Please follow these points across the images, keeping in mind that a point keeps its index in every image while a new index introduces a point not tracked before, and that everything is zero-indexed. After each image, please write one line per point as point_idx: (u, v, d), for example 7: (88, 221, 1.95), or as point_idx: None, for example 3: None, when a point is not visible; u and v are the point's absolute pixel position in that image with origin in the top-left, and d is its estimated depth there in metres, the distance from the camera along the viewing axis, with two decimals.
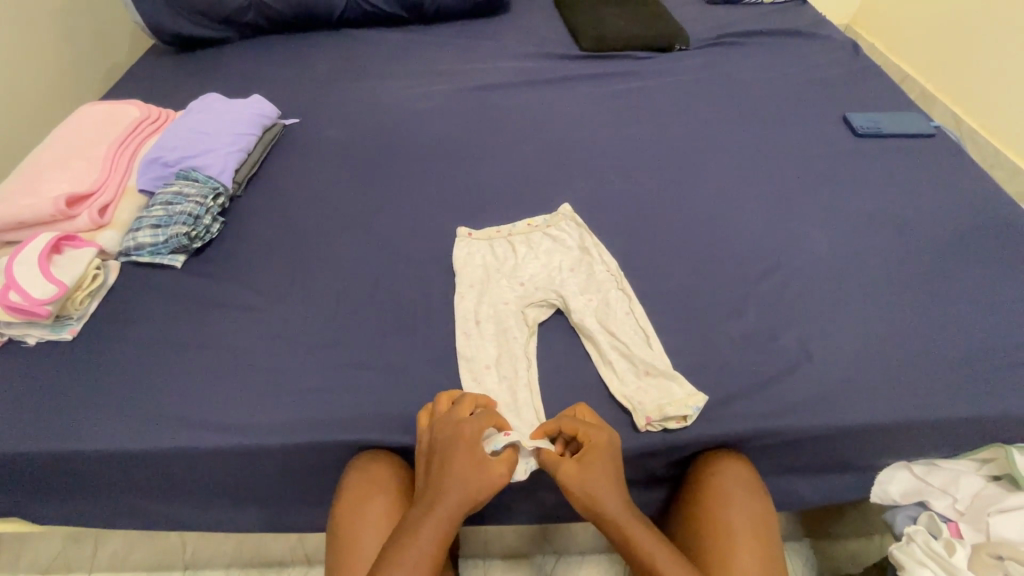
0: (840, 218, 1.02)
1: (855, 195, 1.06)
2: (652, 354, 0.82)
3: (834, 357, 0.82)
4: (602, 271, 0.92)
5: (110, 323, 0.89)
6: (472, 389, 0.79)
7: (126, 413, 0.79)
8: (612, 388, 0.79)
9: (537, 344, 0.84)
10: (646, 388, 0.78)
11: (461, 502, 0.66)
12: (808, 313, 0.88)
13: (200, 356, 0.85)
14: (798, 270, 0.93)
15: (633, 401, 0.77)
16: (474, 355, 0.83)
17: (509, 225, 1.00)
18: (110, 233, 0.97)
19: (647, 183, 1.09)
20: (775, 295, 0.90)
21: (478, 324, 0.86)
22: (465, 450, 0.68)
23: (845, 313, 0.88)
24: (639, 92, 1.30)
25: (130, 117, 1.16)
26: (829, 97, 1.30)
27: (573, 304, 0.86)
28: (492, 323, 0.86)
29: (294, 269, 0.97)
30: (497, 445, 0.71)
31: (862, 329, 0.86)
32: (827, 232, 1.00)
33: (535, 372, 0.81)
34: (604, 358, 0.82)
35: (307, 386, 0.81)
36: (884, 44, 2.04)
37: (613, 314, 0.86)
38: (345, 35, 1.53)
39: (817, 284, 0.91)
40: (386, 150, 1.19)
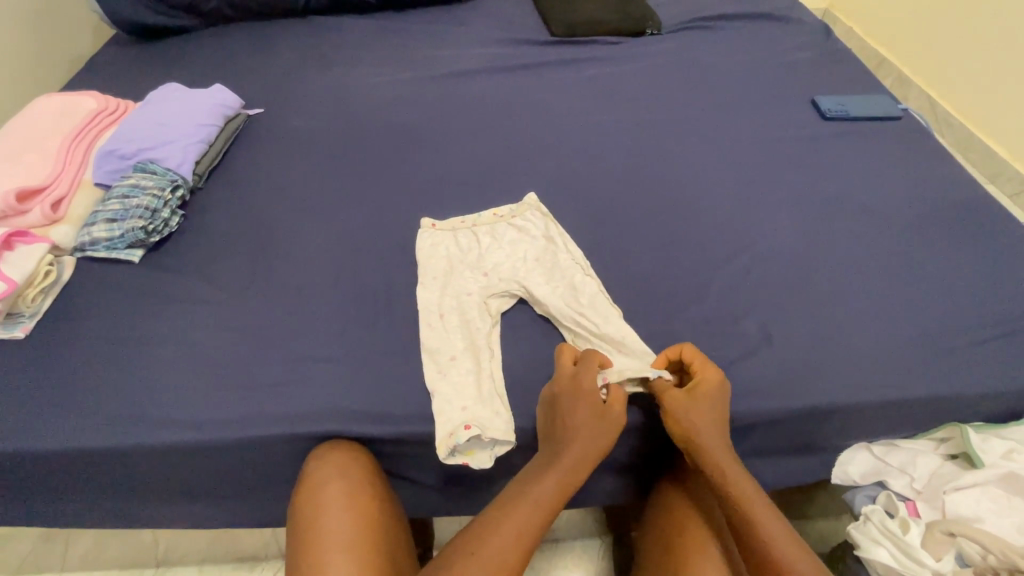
0: (805, 202, 1.02)
1: (821, 179, 1.06)
2: (625, 333, 0.82)
3: (794, 339, 0.83)
4: (567, 260, 0.91)
5: (64, 320, 0.87)
6: (434, 380, 0.78)
7: (80, 411, 0.77)
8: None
9: (500, 333, 0.83)
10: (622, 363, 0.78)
11: (586, 460, 0.70)
12: (771, 297, 0.88)
13: (158, 351, 0.83)
14: (762, 254, 0.93)
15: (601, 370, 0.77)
16: (436, 344, 0.82)
17: (475, 215, 0.99)
18: (64, 228, 0.95)
19: (615, 169, 1.08)
20: (739, 280, 0.90)
21: (441, 315, 0.85)
22: (586, 402, 0.71)
23: (809, 296, 0.88)
24: (610, 77, 1.29)
25: (86, 109, 1.13)
26: (799, 80, 1.29)
27: (538, 295, 0.85)
28: (455, 314, 0.85)
29: (256, 261, 0.95)
30: (458, 440, 0.72)
31: (822, 312, 0.86)
32: (792, 216, 1.00)
33: (497, 362, 0.80)
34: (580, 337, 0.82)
35: (265, 380, 0.80)
36: (861, 28, 2.03)
37: (581, 300, 0.85)
38: (312, 22, 1.50)
39: (780, 268, 0.91)
40: (351, 139, 1.17)
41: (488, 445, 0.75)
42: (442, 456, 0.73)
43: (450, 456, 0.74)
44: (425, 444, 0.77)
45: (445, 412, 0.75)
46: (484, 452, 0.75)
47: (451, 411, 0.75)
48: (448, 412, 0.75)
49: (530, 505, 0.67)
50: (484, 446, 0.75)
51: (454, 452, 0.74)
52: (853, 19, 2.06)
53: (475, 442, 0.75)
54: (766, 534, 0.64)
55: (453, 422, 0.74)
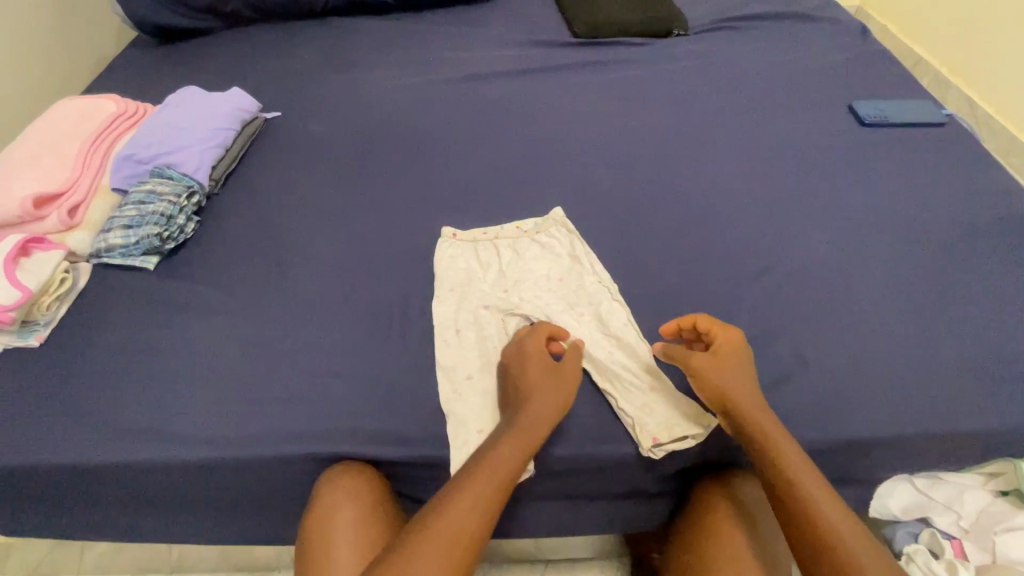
0: (842, 214, 0.97)
1: (858, 190, 1.01)
2: (652, 377, 0.76)
3: (831, 364, 0.78)
4: (593, 282, 0.86)
5: (78, 329, 0.86)
6: (451, 401, 0.76)
7: (92, 424, 0.76)
8: (622, 406, 0.73)
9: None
10: (650, 405, 0.73)
11: (542, 427, 0.68)
12: (806, 317, 0.83)
13: (169, 362, 0.82)
14: (796, 270, 0.88)
15: (637, 419, 0.71)
16: (451, 362, 0.79)
17: (497, 227, 0.95)
18: (81, 234, 0.94)
19: (640, 178, 1.04)
20: (771, 298, 0.85)
21: (458, 332, 0.82)
22: (536, 360, 0.74)
23: (847, 316, 0.83)
24: (635, 80, 1.25)
25: (106, 112, 1.12)
26: (835, 84, 1.23)
27: (561, 321, 0.81)
28: (472, 331, 0.82)
29: (270, 271, 0.93)
30: None
31: (861, 334, 0.81)
32: (828, 230, 0.94)
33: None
34: (603, 374, 0.76)
35: (277, 395, 0.78)
36: (896, 26, 1.95)
37: (607, 334, 0.81)
38: (332, 23, 1.48)
39: (815, 284, 0.86)
40: (368, 144, 1.15)
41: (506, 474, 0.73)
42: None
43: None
44: (439, 466, 0.74)
45: (461, 436, 0.73)
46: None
47: (466, 434, 0.73)
48: (463, 432, 0.73)
49: (490, 480, 0.63)
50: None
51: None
52: (889, 17, 1.97)
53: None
54: (806, 493, 0.61)
55: (468, 445, 0.72)
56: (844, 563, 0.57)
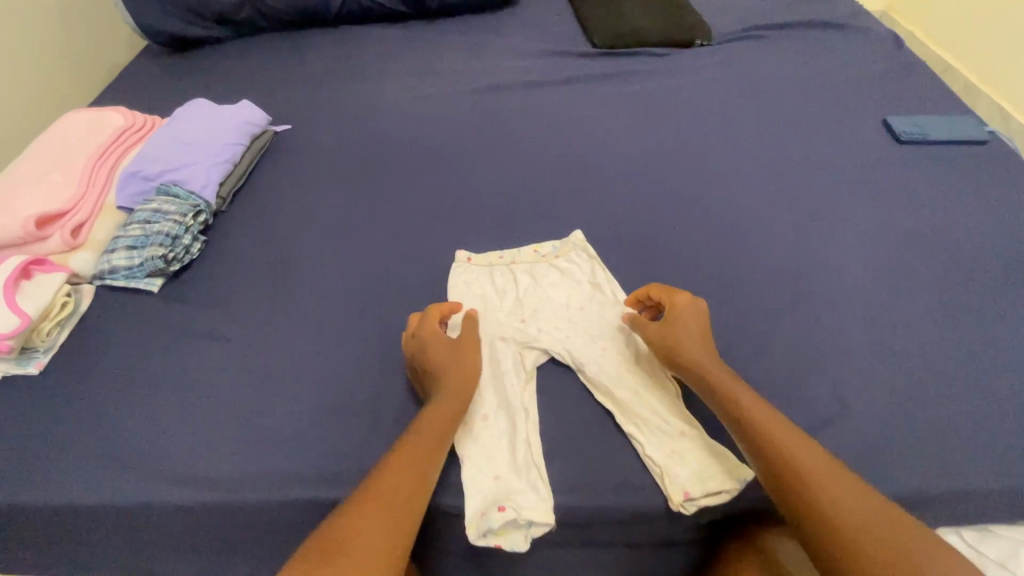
0: (879, 241, 0.91)
1: (896, 213, 0.95)
2: (683, 421, 0.71)
3: (872, 408, 0.73)
4: (616, 314, 0.82)
5: (80, 357, 0.83)
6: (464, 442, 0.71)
7: (92, 461, 0.73)
8: (651, 455, 0.68)
9: (535, 391, 0.76)
10: (681, 452, 0.68)
11: (461, 391, 0.71)
12: (844, 355, 0.77)
13: (172, 394, 0.79)
14: (832, 302, 0.83)
15: (666, 469, 0.67)
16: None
17: (514, 250, 0.91)
18: (84, 255, 0.91)
19: (663, 200, 0.99)
20: (806, 332, 0.80)
21: None
22: (433, 348, 0.73)
23: (888, 354, 0.77)
24: (657, 93, 1.20)
25: (113, 126, 1.09)
26: (868, 98, 1.18)
27: (582, 357, 0.77)
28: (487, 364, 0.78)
29: (278, 296, 0.90)
30: (491, 524, 0.64)
31: (904, 375, 0.75)
32: (864, 257, 0.89)
33: (533, 426, 0.72)
34: (628, 418, 0.72)
35: (283, 432, 0.74)
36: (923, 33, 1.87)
37: (632, 370, 0.76)
38: (344, 32, 1.45)
39: (852, 318, 0.81)
40: (380, 160, 1.11)
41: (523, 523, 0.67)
42: (472, 537, 0.65)
43: (482, 539, 0.65)
44: (452, 514, 0.69)
45: (476, 483, 0.68)
46: (518, 533, 0.66)
47: (480, 481, 0.68)
48: (477, 480, 0.68)
49: (423, 441, 0.65)
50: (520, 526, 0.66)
51: (486, 534, 0.65)
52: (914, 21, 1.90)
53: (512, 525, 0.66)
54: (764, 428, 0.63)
55: (484, 495, 0.67)
56: (818, 501, 0.57)
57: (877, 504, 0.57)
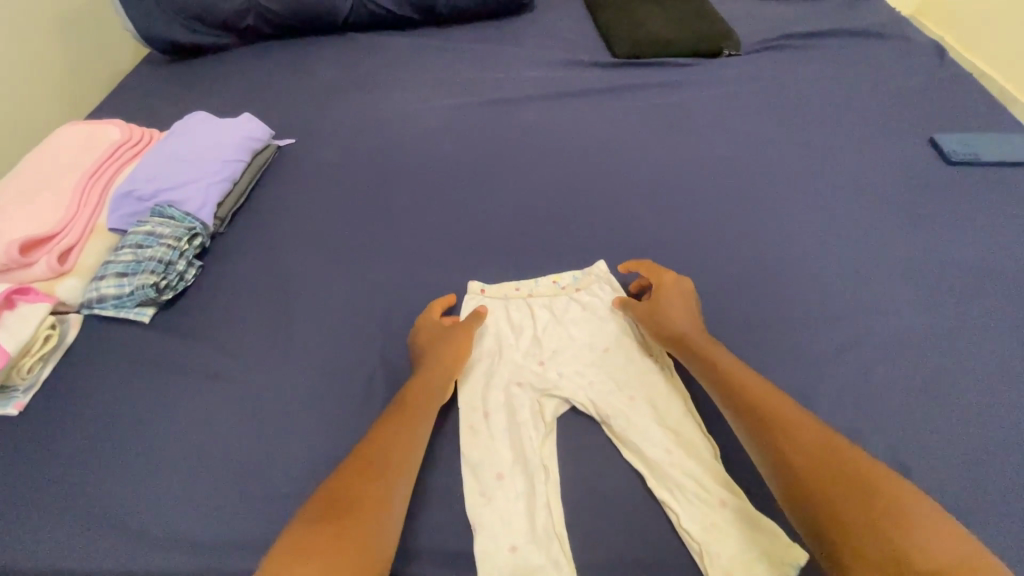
0: (923, 281, 0.86)
1: (939, 250, 0.89)
2: (723, 489, 0.64)
3: (924, 473, 0.67)
4: (643, 357, 0.76)
5: (71, 397, 0.79)
6: (478, 507, 0.65)
7: (84, 517, 0.69)
8: (686, 527, 0.62)
9: (556, 445, 0.70)
10: (721, 525, 0.62)
11: (453, 361, 0.73)
12: (890, 411, 0.72)
13: (169, 442, 0.74)
14: (874, 350, 0.78)
15: (704, 544, 0.61)
16: (478, 457, 0.68)
17: (531, 282, 0.86)
18: (71, 281, 0.85)
19: (690, 232, 0.94)
20: (847, 384, 0.74)
21: (487, 416, 0.72)
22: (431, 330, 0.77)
23: (937, 412, 0.72)
24: (681, 110, 1.14)
25: (109, 140, 1.04)
26: (909, 117, 1.11)
27: (607, 408, 0.71)
28: (503, 414, 0.72)
29: (280, 331, 0.85)
30: None
31: (955, 433, 0.70)
32: (907, 299, 0.83)
33: (554, 489, 0.66)
34: (660, 482, 0.66)
35: (285, 488, 0.70)
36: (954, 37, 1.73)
37: (664, 423, 0.70)
38: (352, 40, 1.39)
39: (897, 367, 0.76)
40: (390, 181, 1.06)
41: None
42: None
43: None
44: None
45: (490, 556, 0.62)
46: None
47: (495, 553, 0.62)
48: (491, 551, 0.62)
49: (418, 406, 0.68)
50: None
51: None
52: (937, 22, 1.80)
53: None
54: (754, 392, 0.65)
55: (499, 569, 0.61)
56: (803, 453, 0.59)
57: (824, 440, 0.60)
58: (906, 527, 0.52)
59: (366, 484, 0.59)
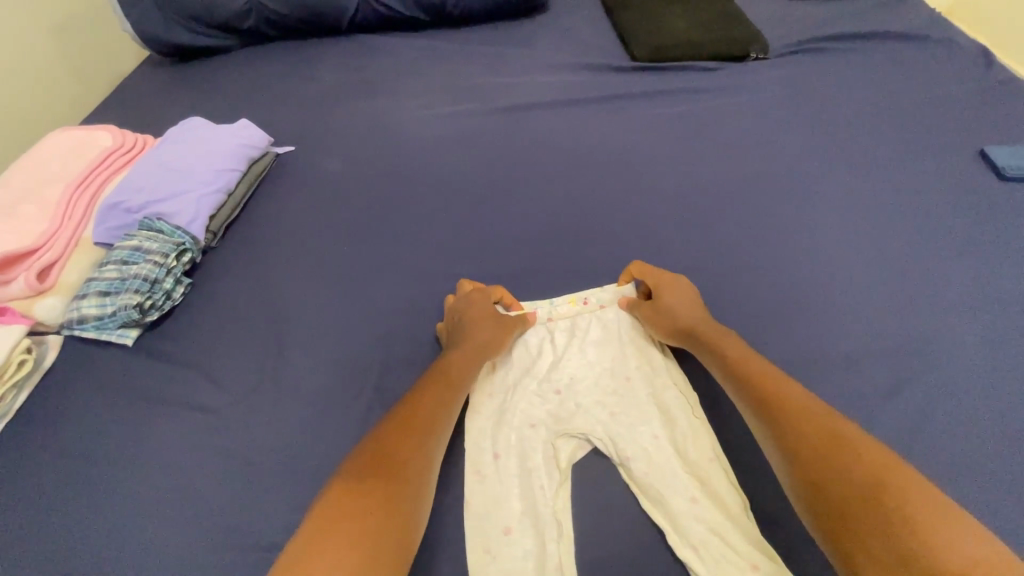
0: (972, 311, 0.78)
1: (989, 278, 0.82)
2: (755, 551, 0.57)
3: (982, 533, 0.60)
4: (668, 392, 0.69)
5: (45, 426, 0.73)
6: (484, 565, 0.58)
7: (49, 562, 0.63)
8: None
9: (571, 494, 0.63)
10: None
11: (497, 341, 0.72)
12: (940, 461, 0.65)
13: (146, 478, 0.68)
14: (921, 392, 0.71)
15: None
16: (486, 507, 0.62)
17: (545, 303, 0.79)
18: (52, 300, 0.80)
19: (715, 252, 0.87)
20: (892, 428, 0.67)
21: (496, 460, 0.65)
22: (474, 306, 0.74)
23: (994, 462, 0.65)
24: (704, 117, 1.07)
25: (100, 148, 0.98)
26: (952, 128, 1.03)
27: (626, 454, 0.64)
28: (515, 457, 0.66)
29: (271, 354, 0.79)
30: None
31: (1014, 492, 0.63)
32: (956, 333, 0.76)
33: (566, 547, 0.59)
34: (683, 538, 0.59)
35: (267, 536, 0.64)
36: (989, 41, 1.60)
37: (690, 469, 0.64)
38: (357, 42, 1.33)
39: (945, 411, 0.69)
40: (394, 192, 0.99)
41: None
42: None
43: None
44: None
45: None
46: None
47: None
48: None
49: (459, 376, 0.67)
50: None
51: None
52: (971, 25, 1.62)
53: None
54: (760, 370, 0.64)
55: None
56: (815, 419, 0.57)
57: (829, 434, 0.55)
58: (910, 530, 0.46)
59: (412, 445, 0.59)
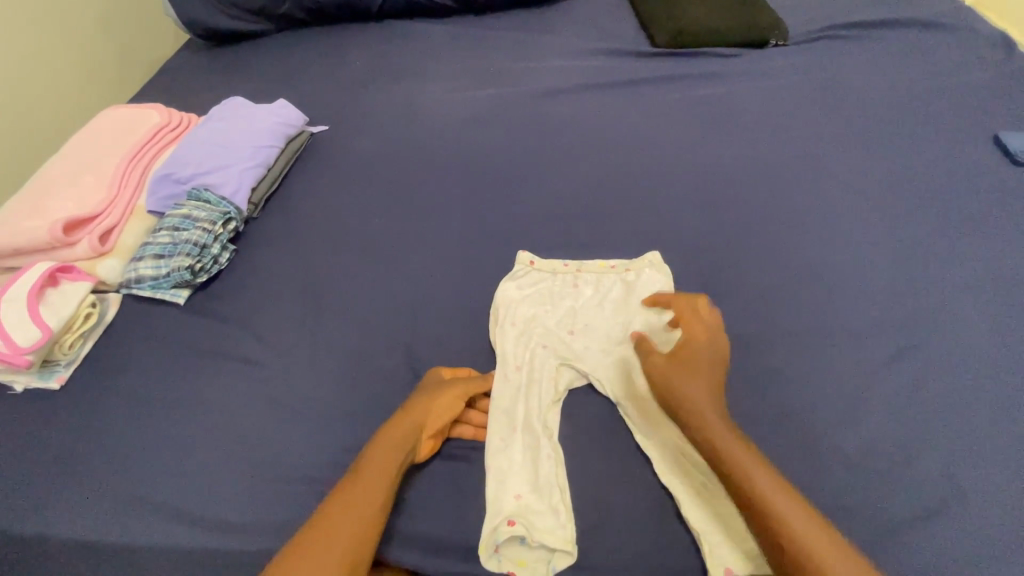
0: (977, 290, 0.81)
1: (998, 261, 0.84)
2: None
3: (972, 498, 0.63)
4: (672, 341, 0.73)
5: (104, 373, 0.80)
6: (493, 458, 0.65)
7: (111, 492, 0.70)
8: (691, 516, 0.59)
9: (561, 414, 0.68)
10: (726, 518, 0.59)
11: (446, 410, 0.66)
12: (936, 429, 0.68)
13: (197, 421, 0.75)
14: (921, 364, 0.74)
15: (707, 535, 0.58)
16: (497, 411, 0.68)
17: (580, 260, 0.85)
18: (111, 261, 0.88)
19: (729, 230, 0.90)
20: (894, 398, 0.71)
21: (510, 372, 0.72)
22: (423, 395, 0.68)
23: (992, 432, 0.68)
24: (722, 102, 1.10)
25: (148, 124, 1.05)
26: (967, 115, 1.05)
27: (624, 388, 0.69)
28: (523, 373, 0.72)
29: (308, 316, 0.85)
30: (496, 539, 0.59)
31: (1010, 460, 0.66)
32: (958, 311, 0.79)
33: (557, 449, 0.65)
34: (668, 465, 0.63)
35: (312, 473, 0.70)
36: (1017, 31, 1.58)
37: None
38: (386, 27, 1.38)
39: (945, 382, 0.72)
40: (421, 170, 1.05)
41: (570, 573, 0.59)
42: (484, 557, 0.59)
43: (493, 560, 0.59)
44: None
45: (496, 498, 0.62)
46: (540, 564, 0.59)
47: (502, 498, 0.62)
48: (496, 498, 0.62)
49: (386, 462, 0.61)
50: (541, 555, 0.59)
51: (498, 555, 0.60)
52: (1009, 20, 1.58)
53: (525, 547, 0.60)
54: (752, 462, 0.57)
55: (499, 512, 0.61)
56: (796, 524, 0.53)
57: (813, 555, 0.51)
58: None
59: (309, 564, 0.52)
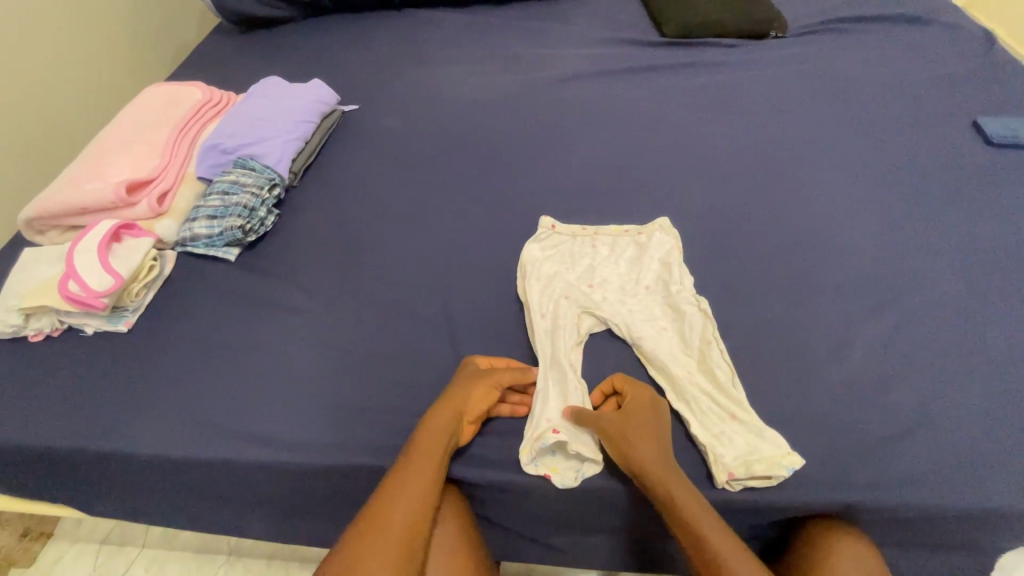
0: (958, 251, 0.89)
1: (977, 225, 0.92)
2: (733, 407, 0.71)
3: (953, 420, 0.70)
4: (680, 292, 0.82)
5: (165, 318, 0.88)
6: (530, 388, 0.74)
7: (178, 417, 0.78)
8: (697, 433, 0.69)
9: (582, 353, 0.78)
10: (729, 434, 0.68)
11: (483, 399, 0.71)
12: (923, 363, 0.75)
13: (252, 359, 0.83)
14: (907, 309, 0.81)
15: (713, 449, 0.67)
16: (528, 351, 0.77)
17: (597, 225, 0.94)
18: (168, 222, 0.96)
19: (733, 198, 0.98)
20: (885, 338, 0.77)
21: (537, 318, 0.81)
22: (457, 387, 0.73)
23: (974, 366, 0.75)
24: (725, 87, 1.19)
25: (192, 100, 1.13)
26: (950, 102, 1.14)
27: (638, 331, 0.78)
28: (549, 319, 0.81)
29: (348, 272, 0.93)
30: (544, 443, 0.67)
31: (989, 389, 0.72)
32: (942, 267, 0.86)
33: (581, 382, 0.74)
34: (678, 394, 0.73)
35: (359, 401, 0.78)
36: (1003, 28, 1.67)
37: (690, 352, 0.76)
38: (409, 15, 1.46)
39: (931, 325, 0.79)
40: (448, 145, 1.13)
41: (591, 479, 0.68)
42: (523, 461, 0.69)
43: (532, 465, 0.69)
44: (520, 491, 0.70)
45: (535, 416, 0.72)
46: (570, 471, 0.69)
47: (538, 417, 0.71)
48: (534, 419, 0.71)
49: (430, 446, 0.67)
50: (572, 464, 0.69)
51: (535, 461, 0.69)
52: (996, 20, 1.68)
53: (559, 456, 0.70)
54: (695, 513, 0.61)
55: (538, 427, 0.70)
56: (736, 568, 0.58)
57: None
58: None
59: (378, 540, 0.60)
